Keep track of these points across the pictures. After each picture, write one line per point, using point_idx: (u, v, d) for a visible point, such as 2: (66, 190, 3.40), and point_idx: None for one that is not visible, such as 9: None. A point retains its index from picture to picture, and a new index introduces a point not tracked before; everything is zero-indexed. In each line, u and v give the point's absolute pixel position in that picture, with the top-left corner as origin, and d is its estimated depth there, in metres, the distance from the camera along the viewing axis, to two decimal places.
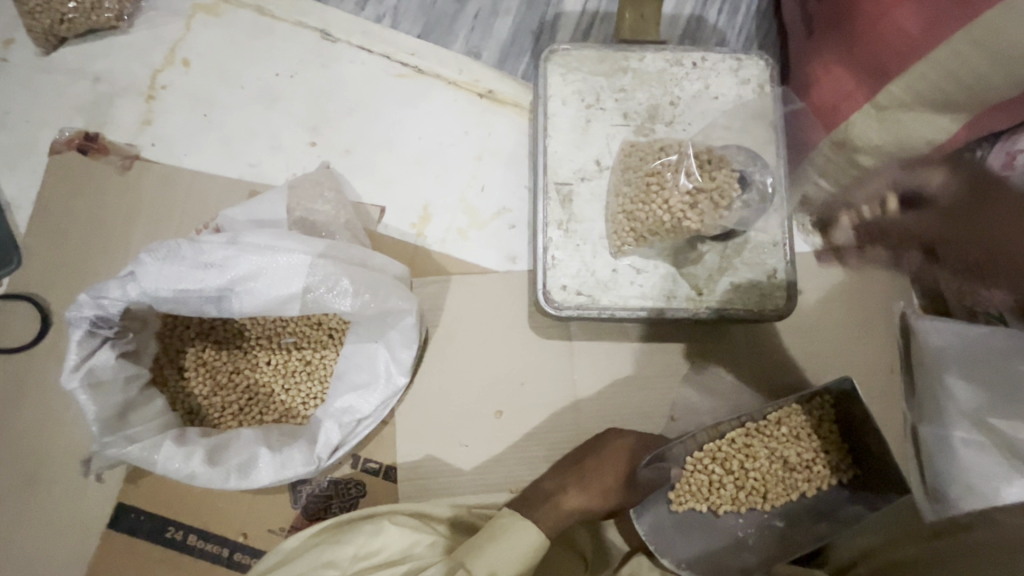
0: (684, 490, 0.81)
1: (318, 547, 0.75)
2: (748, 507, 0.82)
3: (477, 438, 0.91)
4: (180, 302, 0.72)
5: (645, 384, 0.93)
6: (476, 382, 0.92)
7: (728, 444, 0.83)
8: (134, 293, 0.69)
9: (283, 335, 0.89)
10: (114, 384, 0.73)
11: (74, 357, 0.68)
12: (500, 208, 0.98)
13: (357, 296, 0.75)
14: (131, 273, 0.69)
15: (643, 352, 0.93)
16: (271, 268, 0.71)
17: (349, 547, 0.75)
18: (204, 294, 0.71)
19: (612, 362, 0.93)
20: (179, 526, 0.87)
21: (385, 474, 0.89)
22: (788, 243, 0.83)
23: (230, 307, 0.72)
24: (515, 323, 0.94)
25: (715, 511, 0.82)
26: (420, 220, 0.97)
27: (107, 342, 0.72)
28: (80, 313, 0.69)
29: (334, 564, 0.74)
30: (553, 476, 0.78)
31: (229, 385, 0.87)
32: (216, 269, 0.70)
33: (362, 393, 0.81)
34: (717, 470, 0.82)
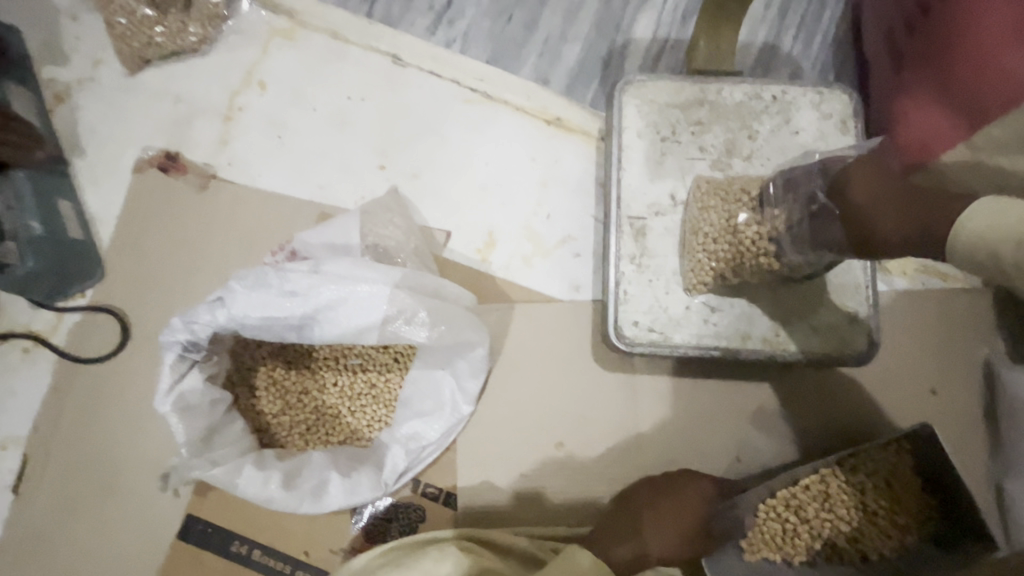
0: (757, 540, 0.78)
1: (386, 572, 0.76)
2: (824, 558, 0.79)
3: (537, 469, 0.90)
4: (264, 328, 0.73)
5: (709, 422, 0.91)
6: (538, 411, 0.92)
7: (803, 491, 0.79)
8: (222, 318, 0.71)
9: (351, 357, 0.90)
10: (200, 406, 0.75)
11: (166, 381, 0.70)
12: (565, 236, 0.97)
13: (432, 328, 0.75)
14: (220, 299, 0.71)
15: (709, 388, 0.91)
16: (353, 298, 0.72)
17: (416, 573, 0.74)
18: (288, 322, 0.72)
19: (677, 398, 0.91)
20: (244, 541, 0.89)
21: (445, 500, 0.89)
22: (871, 286, 0.80)
23: (311, 334, 0.73)
24: (577, 353, 0.93)
25: (790, 561, 0.78)
26: (484, 246, 0.97)
27: (195, 365, 0.74)
28: (173, 337, 0.71)
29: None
30: (618, 514, 0.77)
31: (298, 405, 0.88)
32: (300, 299, 0.71)
33: (427, 420, 0.82)
34: (791, 518, 0.78)
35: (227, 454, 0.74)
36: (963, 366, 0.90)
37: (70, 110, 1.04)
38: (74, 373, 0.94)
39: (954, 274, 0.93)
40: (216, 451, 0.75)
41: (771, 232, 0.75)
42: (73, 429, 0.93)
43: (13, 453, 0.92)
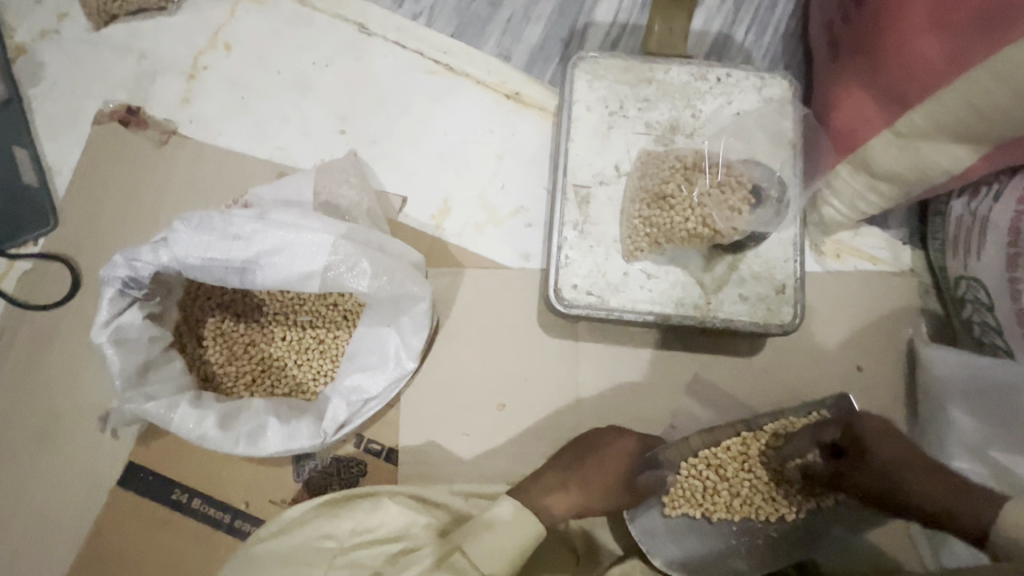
0: (678, 496, 0.81)
1: (315, 520, 0.74)
2: (743, 516, 0.82)
3: (478, 428, 0.93)
4: (206, 270, 0.75)
5: (646, 389, 0.94)
6: (482, 373, 0.94)
7: (724, 452, 0.83)
8: (165, 258, 0.73)
9: (300, 313, 0.92)
10: (137, 344, 0.76)
11: (104, 314, 0.72)
12: (518, 206, 1.00)
13: (374, 278, 0.77)
14: (164, 239, 0.72)
15: (648, 357, 0.95)
16: (296, 244, 0.74)
17: (348, 522, 0.74)
18: (230, 265, 0.74)
19: (617, 366, 0.95)
20: (184, 489, 0.90)
21: (386, 456, 0.91)
22: (799, 261, 0.84)
23: (253, 279, 0.75)
24: (523, 318, 0.96)
25: (711, 518, 0.82)
26: (439, 213, 1.00)
27: (135, 303, 0.76)
28: (113, 273, 0.73)
29: (332, 535, 0.73)
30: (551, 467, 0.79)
31: (244, 356, 0.90)
32: (243, 242, 0.73)
33: (370, 374, 0.85)
34: (711, 476, 0.82)
35: (166, 391, 0.76)
36: (886, 345, 0.95)
37: (31, 61, 1.04)
38: (20, 319, 0.95)
39: (883, 258, 0.98)
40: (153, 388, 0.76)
41: (701, 202, 0.80)
42: (17, 374, 0.93)
43: None
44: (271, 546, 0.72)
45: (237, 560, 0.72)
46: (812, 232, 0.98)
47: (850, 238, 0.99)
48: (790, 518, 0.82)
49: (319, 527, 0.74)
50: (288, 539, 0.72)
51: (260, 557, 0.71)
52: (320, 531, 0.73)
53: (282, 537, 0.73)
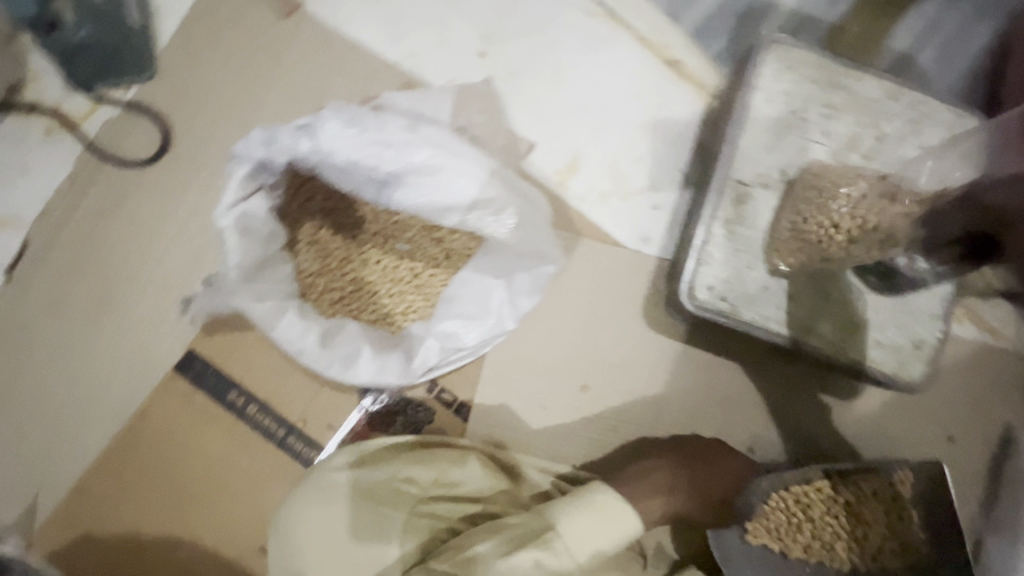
0: (761, 526, 0.78)
1: (396, 462, 0.69)
2: (817, 558, 0.80)
3: (556, 404, 0.88)
4: (346, 171, 0.80)
5: (732, 407, 0.90)
6: (571, 348, 0.89)
7: (815, 492, 0.80)
8: (306, 147, 0.77)
9: (399, 241, 0.85)
10: (259, 234, 0.79)
11: (232, 195, 0.74)
12: (649, 184, 0.92)
13: (502, 214, 0.79)
14: (314, 130, 0.77)
15: (745, 375, 0.90)
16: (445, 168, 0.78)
17: (430, 471, 0.70)
18: (371, 173, 0.79)
19: (711, 376, 0.90)
20: (241, 392, 0.85)
21: (456, 409, 0.87)
22: (946, 320, 0.78)
23: (386, 193, 0.80)
24: (627, 303, 0.90)
25: (786, 554, 0.79)
26: (565, 169, 0.92)
27: (262, 191, 0.78)
28: (249, 153, 0.76)
29: (413, 482, 0.69)
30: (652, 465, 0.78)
31: (336, 271, 0.83)
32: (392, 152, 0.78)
33: (469, 324, 0.79)
34: (797, 514, 0.79)
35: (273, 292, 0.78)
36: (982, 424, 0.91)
37: None
38: (98, 169, 0.86)
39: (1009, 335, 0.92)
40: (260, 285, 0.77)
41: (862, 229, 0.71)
42: (85, 227, 0.85)
43: (14, 234, 0.85)
44: (348, 477, 0.67)
45: (310, 484, 0.67)
46: None
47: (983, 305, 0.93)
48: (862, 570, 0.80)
49: (400, 472, 0.69)
50: (367, 477, 0.68)
51: (337, 486, 0.67)
52: (401, 476, 0.69)
53: (360, 472, 0.68)
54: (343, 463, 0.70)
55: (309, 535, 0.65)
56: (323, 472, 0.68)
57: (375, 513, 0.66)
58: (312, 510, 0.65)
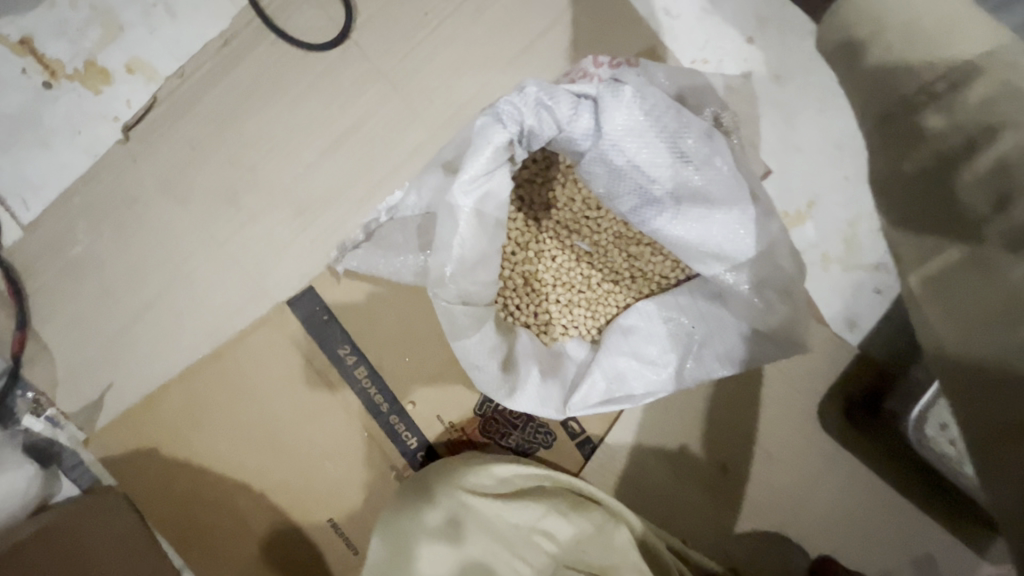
0: None
1: (541, 508, 0.65)
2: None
3: (691, 474, 0.76)
4: (615, 174, 0.58)
5: (889, 547, 0.74)
6: (729, 420, 0.75)
7: None
8: (585, 124, 0.56)
9: (583, 239, 0.70)
10: (488, 223, 0.59)
11: (483, 168, 0.55)
12: (883, 263, 0.76)
13: (759, 283, 0.60)
14: (605, 99, 0.54)
15: (914, 514, 0.74)
16: (745, 216, 0.58)
17: (566, 524, 0.66)
18: (647, 190, 0.58)
19: (878, 503, 0.75)
20: (353, 351, 0.72)
21: (580, 443, 0.76)
22: None
23: (655, 220, 0.59)
24: (809, 389, 0.75)
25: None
26: (795, 214, 0.76)
27: (507, 165, 0.58)
28: (514, 114, 0.55)
29: (552, 536, 0.66)
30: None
31: (505, 255, 0.70)
32: (688, 170, 0.57)
33: (642, 368, 0.65)
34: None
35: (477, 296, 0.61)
36: None
37: None
38: (259, 36, 0.70)
39: None
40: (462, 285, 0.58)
41: None
42: (223, 102, 0.70)
43: (145, 86, 0.72)
44: (492, 509, 0.64)
45: (448, 496, 0.64)
46: None
47: None
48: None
49: (542, 519, 0.66)
50: (509, 516, 0.65)
51: (480, 516, 0.64)
52: (541, 526, 0.66)
53: (498, 506, 0.65)
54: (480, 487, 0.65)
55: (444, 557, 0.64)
56: (464, 490, 0.64)
57: (510, 557, 0.65)
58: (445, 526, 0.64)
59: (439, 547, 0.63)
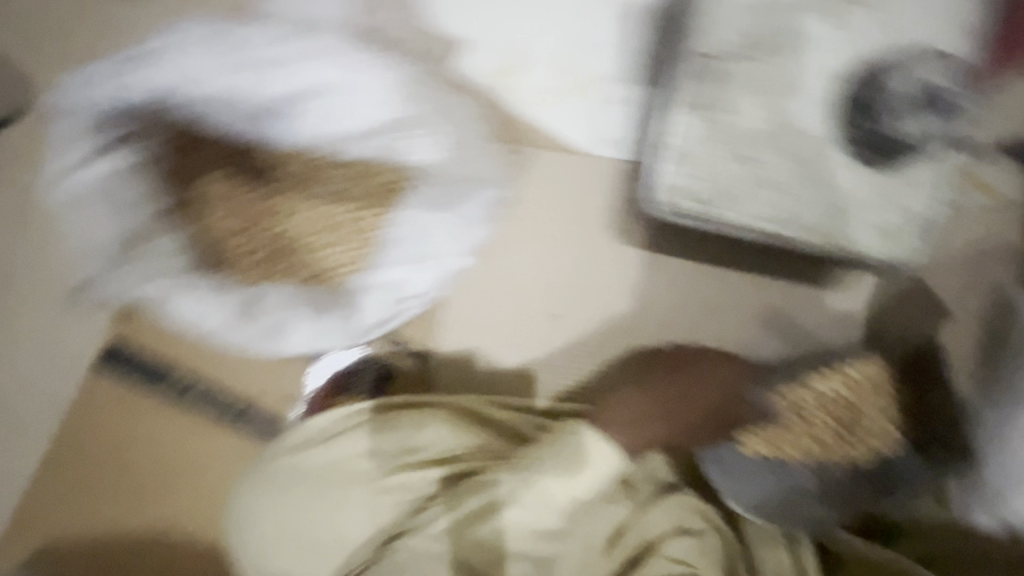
0: (759, 433, 0.66)
1: (354, 439, 0.63)
2: (826, 463, 0.64)
3: (529, 337, 0.81)
4: (223, 105, 0.77)
5: (719, 316, 0.82)
6: (539, 276, 0.81)
7: (820, 394, 0.66)
8: (173, 75, 0.75)
9: (327, 184, 0.75)
10: (124, 196, 0.74)
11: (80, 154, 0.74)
12: (602, 76, 0.80)
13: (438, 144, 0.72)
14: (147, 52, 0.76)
15: (723, 276, 0.83)
16: (324, 82, 0.75)
17: (385, 442, 0.63)
18: (251, 104, 0.76)
19: (692, 285, 0.82)
20: (181, 377, 0.76)
21: (422, 361, 0.79)
22: (959, 191, 0.68)
23: (271, 124, 0.77)
24: (592, 218, 0.81)
25: (784, 461, 0.64)
26: (503, 72, 0.80)
27: (121, 142, 0.75)
28: (94, 102, 0.76)
29: (369, 454, 0.62)
30: (645, 423, 0.65)
31: (259, 227, 0.74)
32: (276, 79, 0.75)
33: (416, 268, 0.72)
34: (788, 414, 0.66)
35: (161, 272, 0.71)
36: None
37: None
38: None
39: None
40: (141, 266, 0.72)
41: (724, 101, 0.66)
42: None
43: None
44: (306, 462, 0.62)
45: (268, 467, 0.64)
46: None
47: None
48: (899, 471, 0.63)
49: (349, 444, 0.63)
50: (326, 456, 0.62)
51: (296, 472, 0.62)
52: (353, 450, 0.62)
53: (311, 454, 0.63)
54: (293, 443, 0.65)
55: (280, 526, 0.61)
56: (280, 454, 0.64)
57: (336, 493, 0.61)
58: (268, 499, 0.62)
59: (269, 515, 0.62)
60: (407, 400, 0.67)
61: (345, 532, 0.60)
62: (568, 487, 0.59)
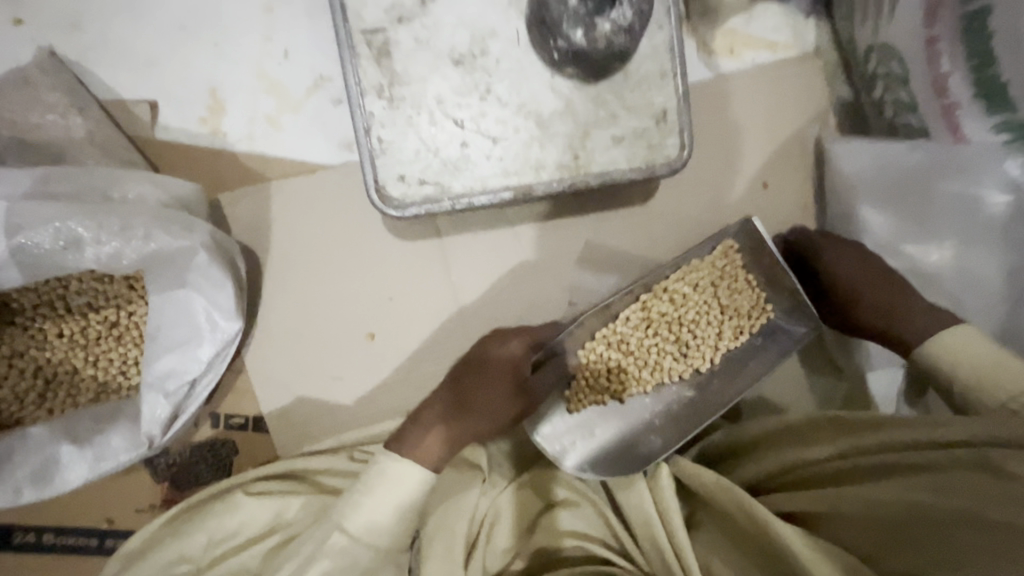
0: (578, 388, 0.72)
1: (170, 541, 0.61)
2: (653, 384, 0.74)
3: (349, 367, 0.78)
4: None
5: (530, 275, 0.79)
6: (335, 305, 0.77)
7: (624, 324, 0.72)
8: None
9: (68, 300, 0.70)
10: None
11: None
12: (315, 77, 0.73)
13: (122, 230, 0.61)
14: None
15: (521, 234, 0.79)
16: None
17: (200, 535, 0.62)
18: None
19: (492, 254, 0.79)
20: (29, 528, 0.76)
21: (255, 427, 0.77)
22: (682, 74, 0.65)
23: None
24: (364, 226, 0.76)
25: (620, 399, 0.73)
26: (210, 113, 0.72)
27: None
28: None
29: (187, 557, 0.61)
30: (437, 423, 0.64)
31: (14, 371, 0.69)
32: None
33: (185, 352, 0.65)
34: (614, 354, 0.73)
35: None
36: (786, 154, 0.81)
37: None
38: None
39: (783, 43, 0.81)
40: None
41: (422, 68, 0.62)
42: None
43: None
44: None
45: None
46: (696, 26, 0.79)
47: (744, 23, 0.80)
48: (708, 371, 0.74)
49: (164, 553, 0.61)
50: (142, 573, 0.60)
51: None
52: (169, 557, 0.61)
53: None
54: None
55: None
56: None
57: None
58: None
59: None
60: (223, 488, 0.66)
61: None
62: (378, 521, 0.59)
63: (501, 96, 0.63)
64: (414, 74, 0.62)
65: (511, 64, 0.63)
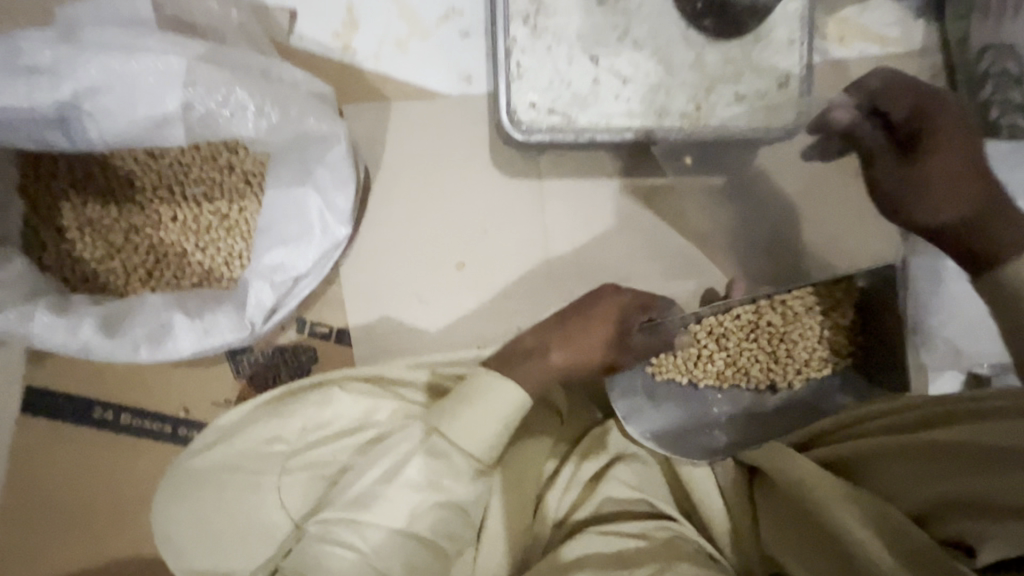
0: (668, 364, 0.71)
1: (267, 421, 0.64)
2: (730, 383, 0.74)
3: (435, 293, 0.80)
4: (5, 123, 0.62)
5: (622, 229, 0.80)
6: (430, 230, 0.79)
7: (728, 319, 0.72)
8: None
9: (187, 186, 0.72)
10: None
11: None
12: (447, 8, 0.76)
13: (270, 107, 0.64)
14: None
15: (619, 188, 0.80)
16: (127, 78, 0.62)
17: (295, 420, 0.64)
18: (40, 116, 0.63)
19: (586, 203, 0.80)
20: (107, 406, 0.77)
21: (337, 338, 0.79)
22: (808, 43, 0.67)
23: (79, 131, 0.65)
24: (469, 159, 0.78)
25: (695, 385, 0.73)
26: (344, 29, 0.75)
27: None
28: None
29: (281, 438, 0.64)
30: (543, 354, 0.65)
31: (127, 246, 0.72)
32: (49, 76, 0.60)
33: (294, 248, 0.66)
34: (711, 345, 0.72)
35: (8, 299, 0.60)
36: None
37: None
38: None
39: (892, 38, 0.83)
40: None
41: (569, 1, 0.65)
42: None
43: None
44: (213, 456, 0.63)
45: (174, 473, 0.64)
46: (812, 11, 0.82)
47: (858, 15, 0.83)
48: (786, 390, 0.74)
49: (260, 432, 0.64)
50: (236, 445, 0.63)
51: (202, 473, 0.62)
52: (263, 436, 0.63)
53: (221, 447, 0.63)
54: (203, 445, 0.64)
55: (198, 523, 0.60)
56: (184, 457, 0.64)
57: (242, 482, 0.61)
58: (179, 505, 0.61)
59: (183, 515, 0.61)
60: (314, 382, 0.69)
61: (259, 514, 0.59)
62: (479, 433, 0.58)
63: (636, 39, 0.66)
64: (560, 7, 0.65)
65: (651, 11, 0.66)
